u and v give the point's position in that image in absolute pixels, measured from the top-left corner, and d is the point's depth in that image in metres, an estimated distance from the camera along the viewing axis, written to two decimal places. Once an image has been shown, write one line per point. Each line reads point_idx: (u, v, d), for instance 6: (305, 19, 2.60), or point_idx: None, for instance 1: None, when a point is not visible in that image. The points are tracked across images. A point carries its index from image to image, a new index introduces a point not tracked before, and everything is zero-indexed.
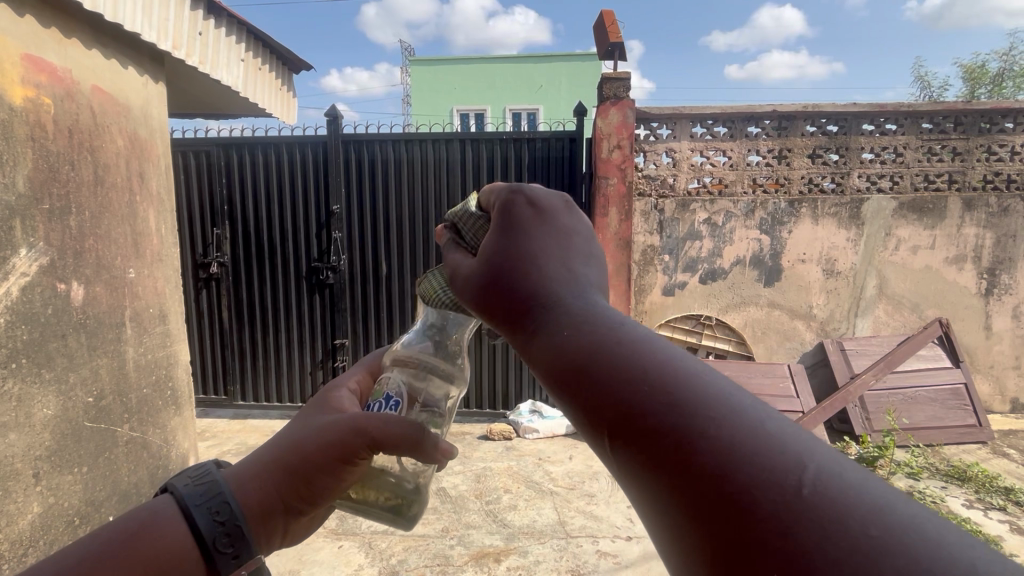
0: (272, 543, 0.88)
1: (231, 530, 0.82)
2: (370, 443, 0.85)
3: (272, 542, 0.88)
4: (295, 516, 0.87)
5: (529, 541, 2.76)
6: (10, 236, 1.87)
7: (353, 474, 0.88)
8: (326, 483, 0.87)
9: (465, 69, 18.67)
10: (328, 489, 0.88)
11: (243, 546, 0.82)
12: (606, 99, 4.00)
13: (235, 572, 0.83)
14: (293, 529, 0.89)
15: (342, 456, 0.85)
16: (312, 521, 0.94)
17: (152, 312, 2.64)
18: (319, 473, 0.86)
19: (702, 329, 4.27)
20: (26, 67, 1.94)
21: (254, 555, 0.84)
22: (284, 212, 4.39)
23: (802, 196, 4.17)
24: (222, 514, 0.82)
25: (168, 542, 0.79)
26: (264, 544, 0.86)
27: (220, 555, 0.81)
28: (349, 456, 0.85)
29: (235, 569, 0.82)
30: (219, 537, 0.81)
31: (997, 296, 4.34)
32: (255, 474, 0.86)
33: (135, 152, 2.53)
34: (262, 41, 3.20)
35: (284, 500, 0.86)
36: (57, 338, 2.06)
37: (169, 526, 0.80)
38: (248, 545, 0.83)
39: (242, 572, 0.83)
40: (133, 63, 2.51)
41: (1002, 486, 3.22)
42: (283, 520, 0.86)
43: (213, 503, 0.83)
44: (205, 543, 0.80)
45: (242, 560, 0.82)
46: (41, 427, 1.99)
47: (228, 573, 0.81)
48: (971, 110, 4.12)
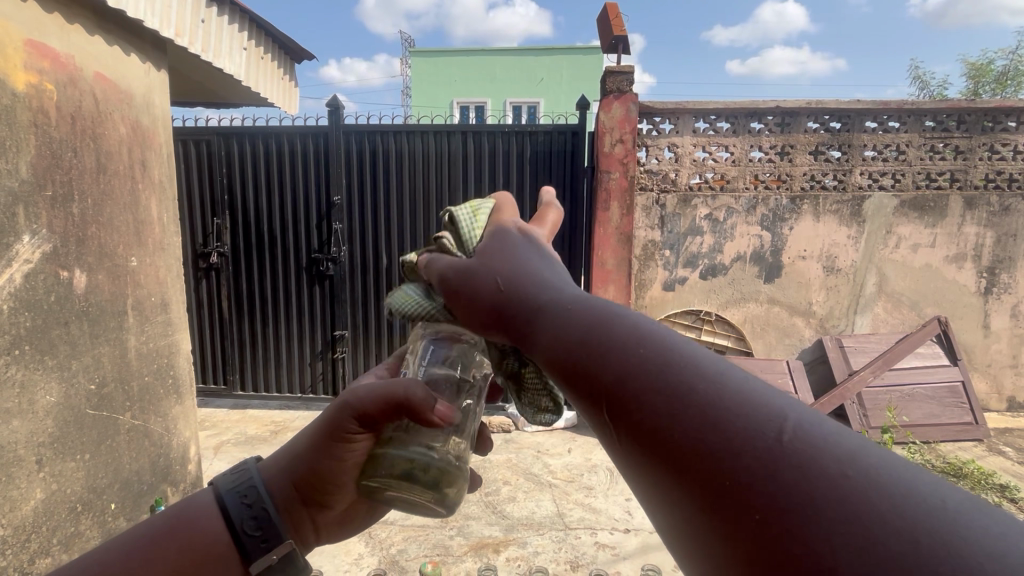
0: (307, 534, 0.90)
1: (257, 515, 0.87)
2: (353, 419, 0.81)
3: (306, 534, 0.90)
4: (317, 505, 0.89)
5: (528, 533, 2.78)
6: (13, 222, 1.87)
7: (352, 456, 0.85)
8: (330, 470, 0.86)
9: (466, 61, 18.54)
10: (334, 477, 0.86)
11: (270, 530, 0.87)
12: (609, 92, 3.98)
13: (267, 559, 0.87)
14: (324, 520, 0.91)
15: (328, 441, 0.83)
16: (349, 515, 0.94)
17: (154, 300, 2.64)
18: (319, 460, 0.85)
19: (701, 325, 4.27)
20: (29, 53, 1.93)
21: (283, 540, 0.87)
22: (284, 202, 4.38)
23: (805, 193, 4.16)
24: (248, 497, 0.88)
25: (202, 535, 0.86)
26: (296, 534, 0.89)
27: (249, 542, 0.86)
28: (336, 438, 0.83)
29: (266, 553, 0.87)
30: (246, 521, 0.87)
31: (996, 295, 4.35)
32: (276, 466, 0.91)
33: (137, 140, 2.52)
34: (263, 29, 3.17)
35: (299, 490, 0.88)
36: (60, 325, 2.06)
37: (205, 514, 0.88)
38: (274, 530, 0.87)
39: (273, 559, 0.87)
40: (135, 49, 2.49)
41: (997, 483, 3.25)
42: (306, 510, 0.89)
43: (240, 488, 0.89)
44: (235, 533, 0.86)
45: (271, 544, 0.87)
46: (44, 414, 2.00)
47: (258, 559, 0.86)
48: (975, 108, 4.11)
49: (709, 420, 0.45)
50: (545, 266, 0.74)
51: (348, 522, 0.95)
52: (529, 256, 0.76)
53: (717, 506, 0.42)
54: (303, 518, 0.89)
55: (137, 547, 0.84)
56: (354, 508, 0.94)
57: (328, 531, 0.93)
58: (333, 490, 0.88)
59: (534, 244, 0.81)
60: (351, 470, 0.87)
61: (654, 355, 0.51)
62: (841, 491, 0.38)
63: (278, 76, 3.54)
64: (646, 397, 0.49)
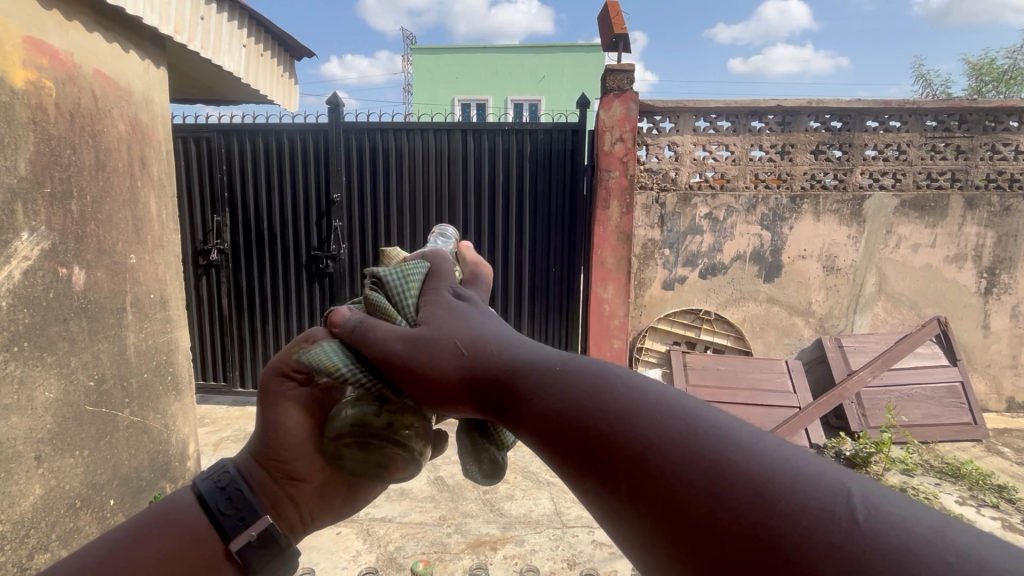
0: (288, 514, 0.88)
1: (231, 496, 0.87)
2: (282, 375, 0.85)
3: (287, 515, 0.88)
4: (287, 481, 0.88)
5: (525, 531, 2.79)
6: (12, 219, 1.87)
7: (296, 414, 0.85)
8: (287, 438, 0.85)
9: (468, 58, 18.51)
10: (293, 445, 0.86)
11: (246, 507, 0.85)
12: (609, 90, 3.97)
13: (245, 536, 0.84)
14: (302, 498, 0.88)
15: (272, 408, 0.85)
16: (328, 494, 0.91)
17: (152, 297, 2.64)
18: (275, 431, 0.86)
19: (700, 324, 4.30)
20: (28, 50, 1.93)
21: (259, 516, 0.86)
22: (284, 200, 4.38)
23: (805, 192, 4.16)
24: (222, 481, 0.88)
25: (183, 523, 0.86)
26: (275, 514, 0.87)
27: (227, 520, 0.85)
28: (278, 400, 0.85)
29: (243, 531, 0.85)
30: (221, 502, 0.86)
31: (997, 295, 4.34)
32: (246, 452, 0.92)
33: (136, 137, 2.52)
34: (263, 27, 3.17)
35: (266, 469, 0.88)
36: (59, 322, 2.07)
37: (183, 509, 0.88)
38: (251, 508, 0.86)
39: (252, 535, 0.84)
40: (134, 46, 2.48)
41: (995, 484, 3.26)
42: (279, 488, 0.88)
43: (214, 475, 0.89)
44: (213, 514, 0.86)
45: (247, 521, 0.85)
46: (42, 411, 2.00)
47: (236, 537, 0.84)
48: (976, 108, 4.09)
49: (723, 476, 0.43)
50: (503, 324, 0.71)
51: (334, 501, 0.92)
52: (485, 317, 0.72)
53: (744, 571, 0.40)
54: (278, 496, 0.88)
55: (117, 539, 0.84)
56: (333, 486, 0.91)
57: (311, 512, 0.91)
58: (295, 460, 0.87)
59: (480, 304, 0.77)
60: (305, 435, 0.86)
61: (649, 415, 0.49)
62: (868, 533, 0.37)
63: (278, 74, 3.54)
64: (654, 456, 0.46)
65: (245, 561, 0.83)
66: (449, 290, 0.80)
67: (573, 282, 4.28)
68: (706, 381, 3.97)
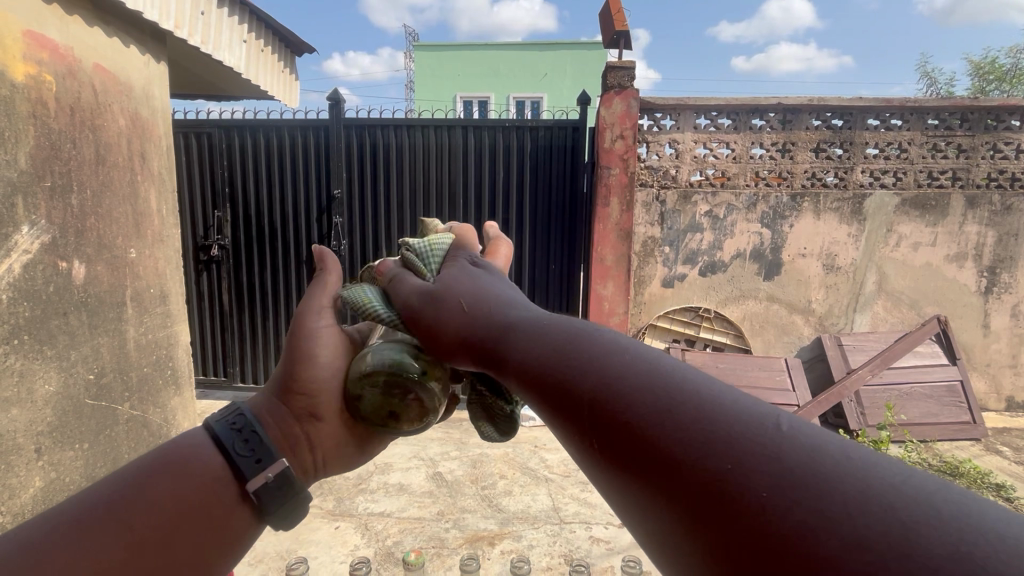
0: (304, 457, 0.82)
1: (248, 436, 0.78)
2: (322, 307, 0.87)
3: (302, 457, 0.81)
4: (308, 418, 0.82)
5: (523, 526, 2.80)
6: (12, 213, 1.88)
7: (327, 344, 0.83)
8: (316, 369, 0.82)
9: (470, 55, 18.48)
10: (323, 375, 0.82)
11: (264, 449, 0.77)
12: (610, 87, 3.96)
13: (263, 477, 0.76)
14: (319, 439, 0.82)
15: (302, 337, 0.83)
16: (346, 439, 0.85)
17: (152, 292, 2.65)
18: (304, 362, 0.82)
19: (700, 322, 4.31)
20: (28, 43, 1.93)
21: (278, 459, 0.77)
22: (285, 196, 4.38)
23: (805, 190, 4.16)
24: (238, 422, 0.80)
25: (190, 463, 0.75)
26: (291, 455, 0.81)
27: (241, 460, 0.76)
28: (311, 331, 0.83)
29: (260, 474, 0.76)
30: (236, 444, 0.77)
31: (997, 294, 4.34)
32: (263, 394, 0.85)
33: (136, 132, 2.52)
34: (264, 22, 3.17)
35: (285, 404, 0.81)
36: (58, 316, 2.08)
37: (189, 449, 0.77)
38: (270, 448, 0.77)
39: (270, 476, 0.76)
40: (134, 41, 2.49)
41: (994, 483, 3.26)
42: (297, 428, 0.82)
43: (229, 415, 0.81)
44: (226, 454, 0.77)
45: (266, 463, 0.77)
46: (42, 404, 2.01)
47: (253, 478, 0.76)
48: (978, 106, 4.08)
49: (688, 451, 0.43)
50: (510, 290, 0.76)
51: (352, 450, 0.86)
52: (490, 285, 0.77)
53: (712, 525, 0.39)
54: (297, 435, 0.81)
55: (117, 482, 0.73)
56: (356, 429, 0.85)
57: (328, 458, 0.84)
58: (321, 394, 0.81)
59: (495, 272, 0.83)
60: (332, 368, 0.83)
61: (627, 365, 0.49)
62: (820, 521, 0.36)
63: (279, 69, 3.54)
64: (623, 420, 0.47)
65: (263, 506, 0.75)
66: (467, 259, 0.90)
67: (573, 279, 4.29)
68: None
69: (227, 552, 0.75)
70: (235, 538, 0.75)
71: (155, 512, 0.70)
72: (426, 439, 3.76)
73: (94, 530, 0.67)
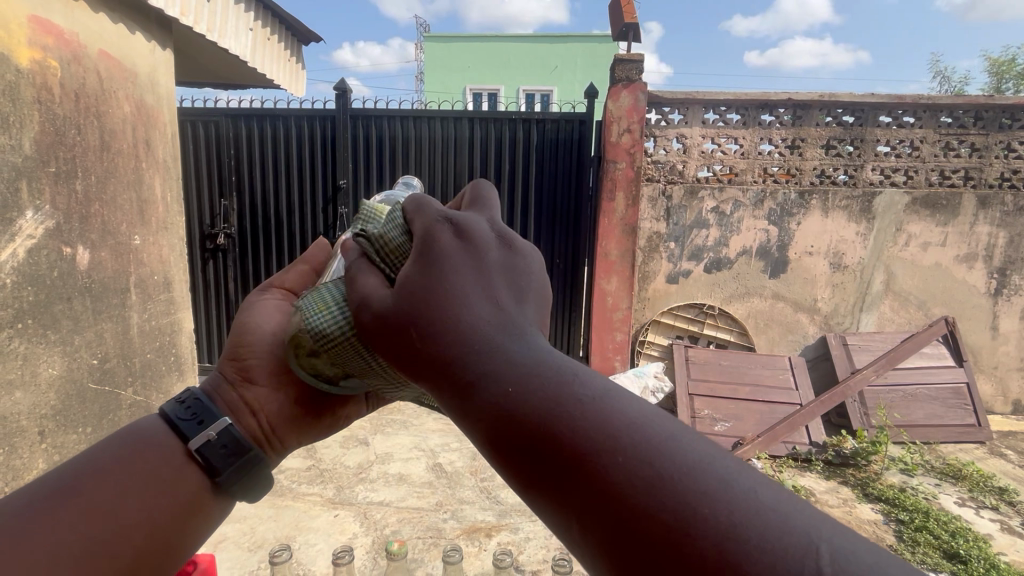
0: (248, 422, 0.82)
1: (191, 405, 0.82)
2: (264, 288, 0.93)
3: (245, 420, 0.82)
4: (245, 385, 0.84)
5: (521, 519, 2.81)
6: (16, 197, 1.89)
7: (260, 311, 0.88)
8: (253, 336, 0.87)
9: (480, 47, 18.38)
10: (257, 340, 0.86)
11: (203, 410, 0.80)
12: (618, 80, 3.93)
13: (205, 435, 0.78)
14: (257, 400, 0.83)
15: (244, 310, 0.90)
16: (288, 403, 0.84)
17: (157, 279, 2.67)
18: (243, 331, 0.88)
19: (704, 318, 4.29)
20: (33, 29, 1.94)
21: (218, 418, 0.79)
22: (291, 185, 4.39)
23: (814, 188, 4.10)
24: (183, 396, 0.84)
25: (141, 433, 0.78)
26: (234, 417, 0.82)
27: (183, 423, 0.79)
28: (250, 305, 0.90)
29: (202, 433, 0.78)
30: (179, 412, 0.81)
31: (1007, 295, 4.27)
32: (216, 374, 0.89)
33: (141, 119, 2.53)
34: (271, 10, 3.17)
35: (225, 373, 0.86)
36: (62, 300, 2.10)
37: (140, 424, 0.80)
38: (209, 409, 0.80)
39: (212, 433, 0.78)
40: (141, 28, 2.50)
41: (996, 486, 3.23)
42: (236, 392, 0.84)
43: (178, 394, 0.85)
44: (171, 423, 0.79)
45: (206, 423, 0.79)
46: (46, 386, 2.04)
47: (195, 437, 0.78)
48: (993, 105, 4.00)
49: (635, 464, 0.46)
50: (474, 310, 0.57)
51: (307, 419, 0.85)
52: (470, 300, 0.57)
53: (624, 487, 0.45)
54: (235, 400, 0.83)
55: (69, 464, 0.74)
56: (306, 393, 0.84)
57: (276, 425, 0.83)
58: (253, 359, 0.85)
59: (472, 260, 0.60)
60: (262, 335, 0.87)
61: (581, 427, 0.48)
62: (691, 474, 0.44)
63: (286, 58, 3.55)
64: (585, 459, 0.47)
65: (213, 466, 0.77)
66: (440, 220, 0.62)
67: (577, 274, 4.28)
68: (707, 375, 3.96)
69: (187, 517, 0.75)
70: (195, 506, 0.76)
71: (106, 477, 0.72)
72: (428, 431, 3.78)
73: (42, 509, 0.67)
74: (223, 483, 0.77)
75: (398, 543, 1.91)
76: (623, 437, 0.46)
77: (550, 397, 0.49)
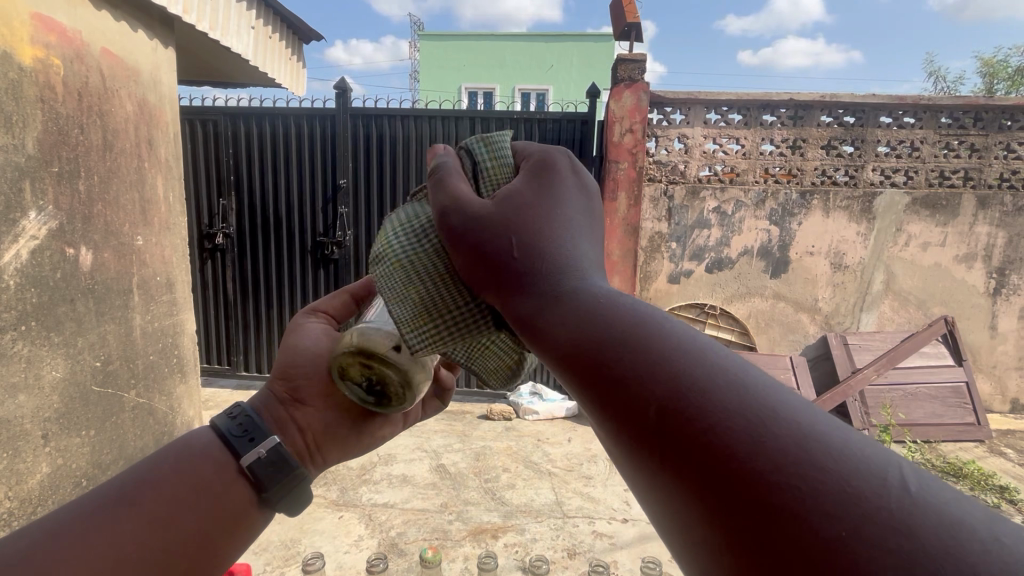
0: (295, 439, 0.86)
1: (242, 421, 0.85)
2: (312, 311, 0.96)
3: (292, 436, 0.86)
4: (293, 401, 0.88)
5: (526, 519, 2.80)
6: (19, 198, 1.86)
7: (309, 334, 0.92)
8: (304, 355, 0.91)
9: (476, 46, 18.35)
10: (309, 360, 0.90)
11: (255, 427, 0.84)
12: (620, 80, 3.93)
13: (255, 452, 0.82)
14: (305, 419, 0.87)
15: (291, 329, 0.94)
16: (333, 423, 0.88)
17: (159, 280, 2.64)
18: (290, 351, 0.91)
19: (705, 318, 4.25)
20: (35, 26, 1.91)
21: (270, 434, 0.83)
22: (291, 184, 4.36)
23: (815, 188, 4.12)
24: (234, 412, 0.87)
25: (197, 446, 0.82)
26: (281, 433, 0.86)
27: (237, 440, 0.83)
28: (297, 325, 0.94)
29: (254, 449, 0.82)
30: (233, 428, 0.84)
31: (1005, 295, 4.31)
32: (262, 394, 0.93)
33: (143, 118, 2.50)
34: (272, 8, 3.14)
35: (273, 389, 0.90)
36: (65, 302, 2.07)
37: (195, 437, 0.84)
38: (260, 426, 0.84)
39: (262, 450, 0.82)
40: (144, 26, 2.47)
41: (997, 485, 3.25)
42: (283, 409, 0.88)
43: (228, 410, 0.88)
44: (223, 438, 0.83)
45: (258, 440, 0.83)
46: (49, 390, 2.01)
47: (247, 453, 0.82)
48: (992, 106, 4.03)
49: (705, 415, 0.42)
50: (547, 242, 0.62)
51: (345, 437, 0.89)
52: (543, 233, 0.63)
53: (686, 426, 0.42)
54: (283, 417, 0.87)
55: (130, 472, 0.77)
56: (354, 412, 0.90)
57: (319, 442, 0.87)
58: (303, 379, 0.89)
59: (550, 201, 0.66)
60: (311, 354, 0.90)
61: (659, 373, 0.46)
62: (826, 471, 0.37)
63: (287, 56, 3.52)
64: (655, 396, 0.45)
65: (262, 480, 0.81)
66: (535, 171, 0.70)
67: None
68: None
69: (237, 529, 0.78)
70: (241, 521, 0.79)
71: (163, 487, 0.75)
72: (430, 431, 3.77)
73: (106, 516, 0.70)
74: (269, 497, 0.81)
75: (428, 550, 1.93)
76: (687, 348, 0.46)
77: (617, 319, 0.50)
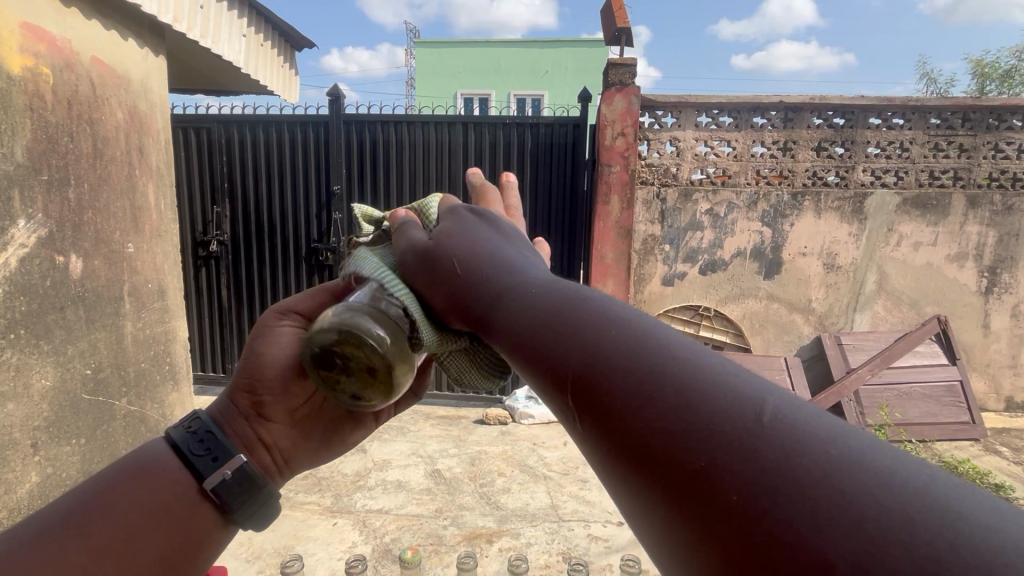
0: (262, 456, 0.90)
1: (205, 439, 0.88)
2: (282, 310, 0.90)
3: (259, 455, 0.90)
4: (258, 419, 0.90)
5: (521, 524, 2.79)
6: (8, 206, 1.87)
7: (276, 346, 0.89)
8: (270, 367, 0.89)
9: (471, 53, 18.47)
10: (271, 370, 0.89)
11: (219, 448, 0.86)
12: (611, 85, 3.95)
13: (220, 474, 0.85)
14: (270, 437, 0.90)
15: (259, 332, 0.90)
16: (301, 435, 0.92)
17: (151, 287, 2.64)
18: (256, 361, 0.89)
19: (700, 320, 4.31)
20: (25, 36, 1.92)
21: (232, 454, 0.86)
22: (285, 191, 4.36)
23: (806, 189, 4.14)
24: (193, 426, 0.89)
25: (154, 466, 0.84)
26: (248, 452, 0.89)
27: (199, 459, 0.85)
28: (268, 328, 0.90)
29: (218, 470, 0.85)
30: (193, 445, 0.87)
31: (997, 294, 4.33)
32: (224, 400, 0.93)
33: (135, 126, 2.51)
34: (263, 16, 3.15)
35: (236, 402, 0.90)
36: (55, 310, 2.07)
37: (151, 456, 0.86)
38: (223, 447, 0.86)
39: (228, 472, 0.85)
40: (133, 35, 2.48)
41: (993, 483, 3.25)
42: (249, 425, 0.90)
43: (186, 420, 0.90)
44: (183, 455, 0.86)
45: (222, 462, 0.86)
46: (40, 398, 2.00)
47: (211, 475, 0.85)
48: (980, 106, 4.07)
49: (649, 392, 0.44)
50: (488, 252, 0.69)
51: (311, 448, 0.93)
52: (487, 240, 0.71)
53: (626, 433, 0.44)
54: (248, 434, 0.89)
55: (81, 494, 0.80)
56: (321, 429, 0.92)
57: (287, 456, 0.92)
58: (268, 394, 0.89)
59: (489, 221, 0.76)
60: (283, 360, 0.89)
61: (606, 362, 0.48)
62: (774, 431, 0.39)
63: (278, 64, 3.53)
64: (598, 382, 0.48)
65: (227, 501, 0.85)
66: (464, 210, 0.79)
67: (572, 277, 4.28)
68: None
69: (199, 546, 0.83)
70: (202, 539, 0.83)
71: (117, 511, 0.78)
72: (425, 437, 3.76)
73: (57, 539, 0.74)
74: (236, 514, 0.85)
75: (409, 552, 1.95)
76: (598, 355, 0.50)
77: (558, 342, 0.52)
